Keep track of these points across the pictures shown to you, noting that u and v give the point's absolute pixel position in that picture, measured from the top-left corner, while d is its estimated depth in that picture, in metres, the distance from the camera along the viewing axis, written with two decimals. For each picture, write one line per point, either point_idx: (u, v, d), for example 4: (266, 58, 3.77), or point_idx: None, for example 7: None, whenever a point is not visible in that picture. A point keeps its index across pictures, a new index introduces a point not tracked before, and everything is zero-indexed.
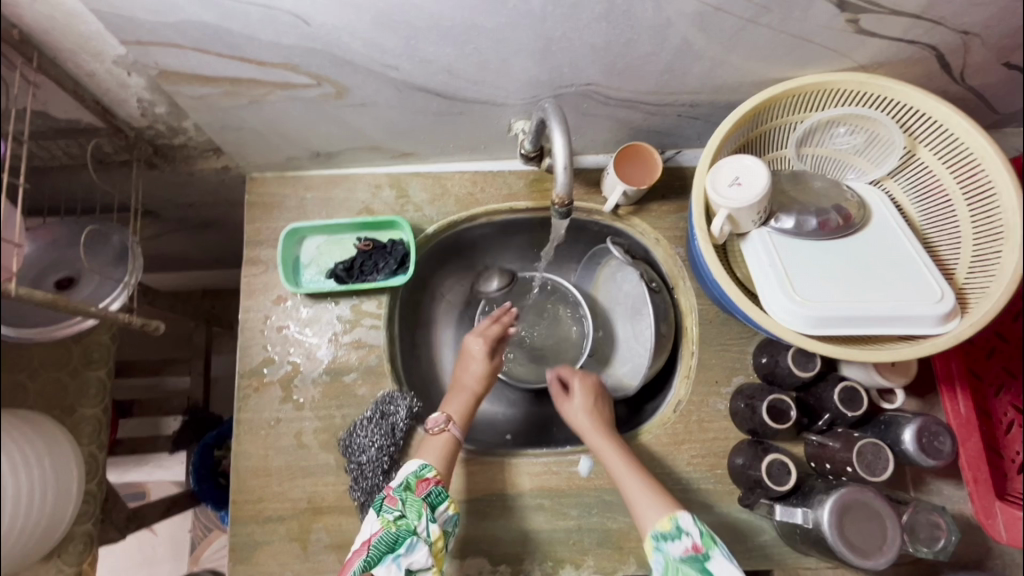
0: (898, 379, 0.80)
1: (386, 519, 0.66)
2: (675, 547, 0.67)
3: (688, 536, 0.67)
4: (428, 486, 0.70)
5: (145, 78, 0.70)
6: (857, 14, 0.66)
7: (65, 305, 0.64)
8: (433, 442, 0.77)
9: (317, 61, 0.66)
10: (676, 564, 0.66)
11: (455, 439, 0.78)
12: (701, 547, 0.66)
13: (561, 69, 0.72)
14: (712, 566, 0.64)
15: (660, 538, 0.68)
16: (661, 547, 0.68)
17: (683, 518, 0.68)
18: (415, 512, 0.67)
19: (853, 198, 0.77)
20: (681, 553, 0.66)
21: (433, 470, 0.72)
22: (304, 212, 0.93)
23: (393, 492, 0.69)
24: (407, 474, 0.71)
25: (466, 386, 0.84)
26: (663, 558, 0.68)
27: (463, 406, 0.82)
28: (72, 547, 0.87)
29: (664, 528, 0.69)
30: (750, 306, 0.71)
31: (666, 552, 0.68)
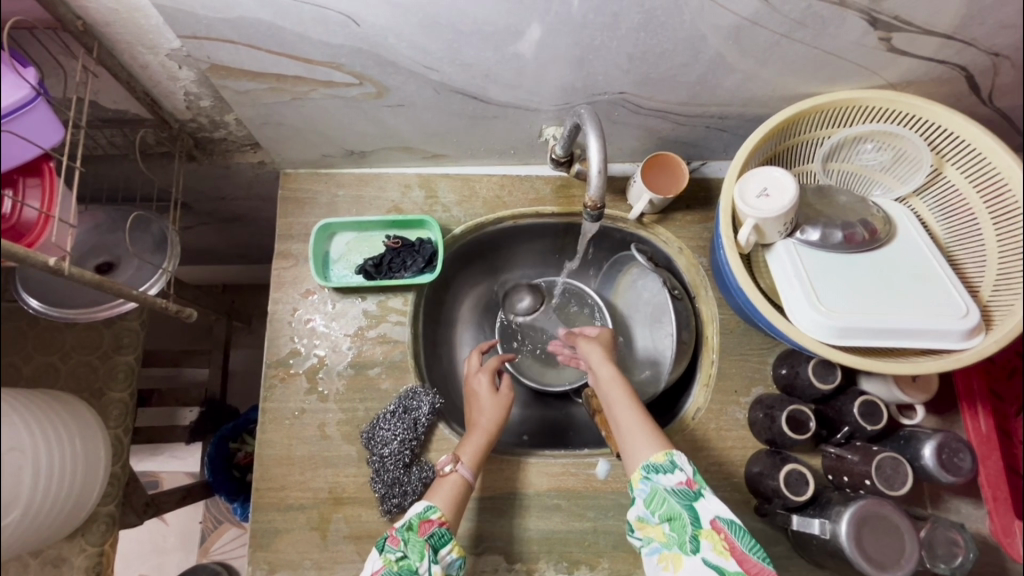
0: (918, 396, 0.80)
1: (388, 559, 0.64)
2: (667, 479, 0.64)
3: (682, 471, 0.65)
4: (431, 527, 0.67)
5: (195, 71, 0.72)
6: (890, 33, 0.67)
7: (110, 287, 0.66)
8: (444, 486, 0.73)
9: (362, 61, 0.69)
10: (666, 495, 0.63)
11: (465, 481, 0.74)
12: (694, 484, 0.64)
13: (596, 77, 0.74)
14: (700, 505, 0.62)
15: (651, 468, 0.65)
16: (651, 477, 0.64)
17: (678, 454, 0.66)
18: (417, 552, 0.64)
19: (879, 213, 0.78)
20: (673, 485, 0.64)
21: (437, 512, 0.69)
22: (335, 209, 0.95)
23: (395, 532, 0.66)
24: (409, 515, 0.68)
25: (481, 429, 0.80)
26: (652, 486, 0.64)
27: (476, 446, 0.78)
28: (95, 527, 0.88)
29: (656, 460, 0.66)
30: (775, 315, 0.72)
31: (657, 482, 0.64)
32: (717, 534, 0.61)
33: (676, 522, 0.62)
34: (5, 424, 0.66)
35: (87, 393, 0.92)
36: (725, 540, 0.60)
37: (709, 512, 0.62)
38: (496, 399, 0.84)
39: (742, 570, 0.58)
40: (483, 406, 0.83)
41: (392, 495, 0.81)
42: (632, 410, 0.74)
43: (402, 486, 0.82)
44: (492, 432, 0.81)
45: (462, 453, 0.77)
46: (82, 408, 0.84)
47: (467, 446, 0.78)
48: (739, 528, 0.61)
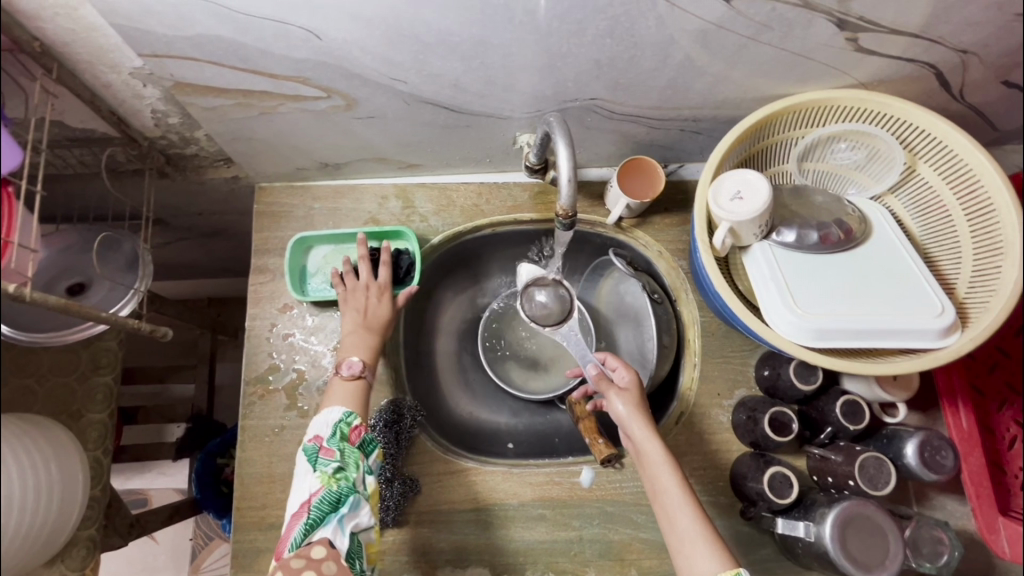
0: (899, 394, 0.80)
1: (326, 477, 0.66)
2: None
3: None
4: (360, 435, 0.71)
5: (160, 89, 0.71)
6: (857, 33, 0.67)
7: (77, 310, 0.65)
8: (345, 387, 0.75)
9: (329, 75, 0.68)
10: None
11: (366, 383, 0.77)
12: None
13: (567, 84, 0.74)
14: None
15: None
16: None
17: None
18: (354, 463, 0.68)
19: (854, 213, 0.78)
20: None
21: (358, 417, 0.72)
22: (311, 222, 0.94)
23: (326, 445, 0.69)
24: (335, 424, 0.71)
25: (362, 323, 0.81)
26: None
27: (362, 341, 0.80)
28: (75, 552, 0.87)
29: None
30: (752, 318, 0.72)
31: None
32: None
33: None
34: None
35: (64, 416, 0.91)
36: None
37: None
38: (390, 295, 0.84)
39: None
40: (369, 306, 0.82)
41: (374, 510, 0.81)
42: (688, 506, 0.68)
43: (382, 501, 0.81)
44: (384, 330, 0.82)
45: (352, 354, 0.79)
46: (59, 432, 0.83)
47: (352, 345, 0.79)
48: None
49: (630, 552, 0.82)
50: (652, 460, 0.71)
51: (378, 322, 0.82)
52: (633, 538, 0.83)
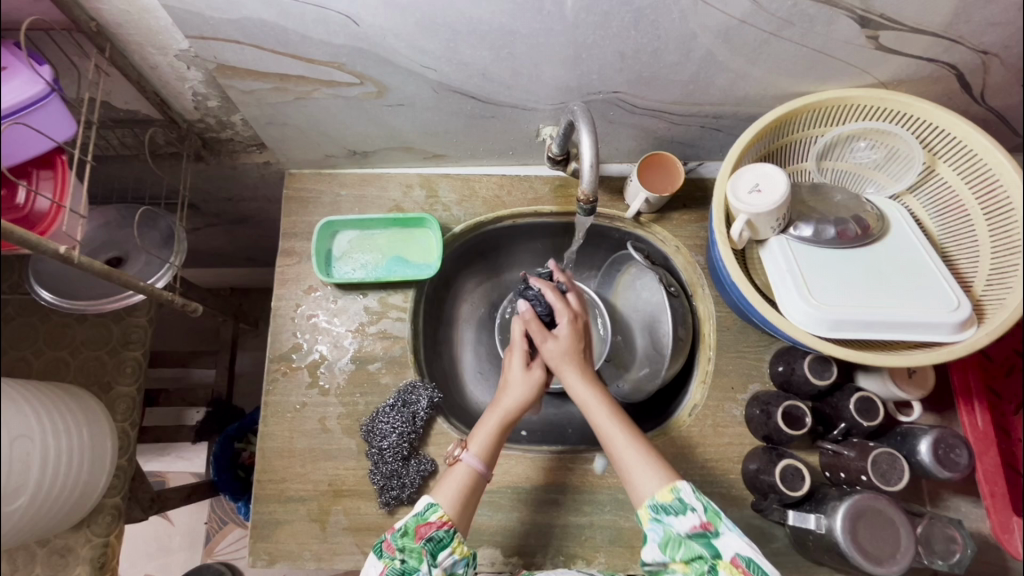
0: (915, 392, 0.80)
1: (389, 562, 0.65)
2: (681, 521, 0.64)
3: (694, 513, 0.64)
4: (431, 530, 0.66)
5: (202, 71, 0.75)
6: (878, 31, 0.68)
7: (119, 277, 0.68)
8: (453, 479, 0.72)
9: (363, 62, 0.71)
10: (680, 538, 0.64)
11: (471, 476, 0.72)
12: (709, 525, 0.63)
13: (591, 77, 0.76)
14: (719, 542, 0.63)
15: (659, 510, 0.65)
16: (661, 519, 0.65)
17: (685, 490, 0.65)
18: (417, 559, 0.64)
19: (872, 210, 0.79)
20: (688, 529, 0.64)
21: (438, 513, 0.68)
22: (338, 208, 0.97)
23: (392, 539, 0.67)
24: (408, 518, 0.68)
25: (493, 412, 0.76)
26: (663, 529, 0.65)
27: (489, 433, 0.74)
28: (101, 518, 0.90)
29: (664, 499, 0.65)
30: (767, 308, 0.73)
31: (668, 525, 0.65)
32: (736, 569, 0.61)
33: (697, 560, 0.63)
34: (12, 411, 0.68)
35: (96, 387, 0.94)
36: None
37: (730, 549, 0.62)
38: (525, 377, 0.77)
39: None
40: (506, 385, 0.78)
41: (391, 487, 0.83)
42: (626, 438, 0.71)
43: (400, 478, 0.83)
44: (506, 421, 0.75)
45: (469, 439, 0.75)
46: (92, 402, 0.86)
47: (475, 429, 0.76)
48: (758, 567, 0.61)
49: (640, 540, 0.83)
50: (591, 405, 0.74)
51: (506, 416, 0.75)
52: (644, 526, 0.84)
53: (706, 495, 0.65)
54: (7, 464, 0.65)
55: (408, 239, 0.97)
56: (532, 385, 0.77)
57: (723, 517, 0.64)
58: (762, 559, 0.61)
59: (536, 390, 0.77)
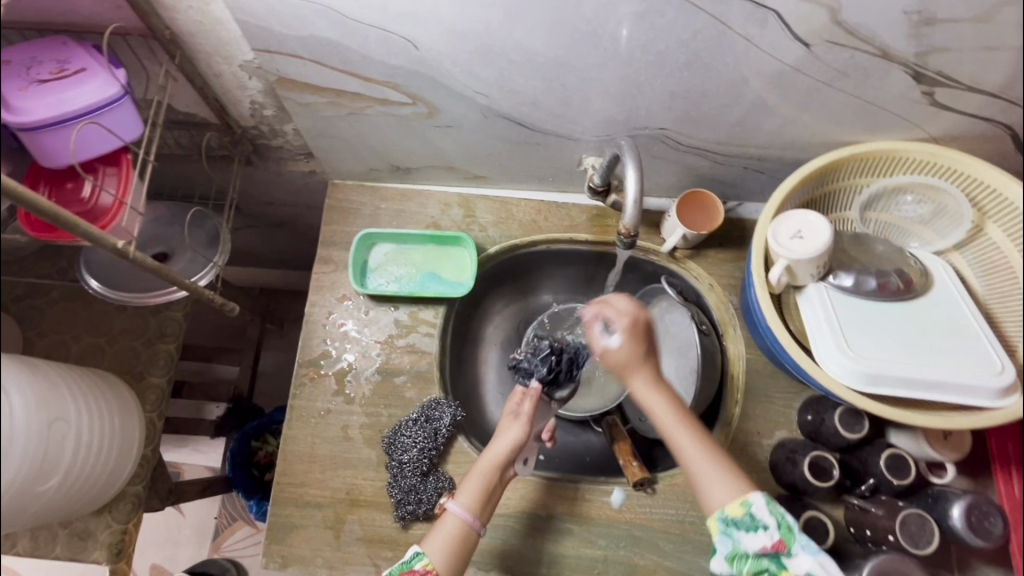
0: (949, 454, 0.78)
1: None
2: (750, 538, 0.63)
3: (767, 533, 0.62)
4: None
5: (263, 82, 0.78)
6: (933, 88, 0.68)
7: (168, 275, 0.70)
8: (441, 530, 0.71)
9: (417, 82, 0.73)
10: (746, 555, 0.63)
11: (461, 530, 0.71)
12: (781, 545, 0.62)
13: (639, 112, 0.77)
14: (790, 562, 0.61)
15: (729, 524, 0.63)
16: (731, 533, 0.63)
17: (757, 504, 0.62)
18: None
19: (915, 265, 0.78)
20: (758, 549, 0.62)
21: (423, 559, 0.68)
22: (376, 221, 0.99)
23: None
24: (394, 565, 0.69)
25: (479, 462, 0.76)
26: (733, 545, 0.63)
27: (475, 484, 0.74)
28: (122, 505, 0.92)
29: (733, 513, 0.63)
30: (802, 356, 0.72)
31: (738, 541, 0.63)
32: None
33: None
34: (52, 395, 0.71)
35: (128, 376, 0.96)
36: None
37: (800, 569, 0.60)
38: (509, 431, 0.77)
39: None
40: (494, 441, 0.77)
41: (407, 501, 0.83)
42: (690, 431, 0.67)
43: (418, 494, 0.83)
44: (489, 477, 0.75)
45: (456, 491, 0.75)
46: (126, 393, 0.88)
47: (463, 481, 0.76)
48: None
49: None
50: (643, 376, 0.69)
51: (494, 467, 0.75)
52: (658, 564, 0.83)
53: (780, 510, 0.62)
54: (42, 445, 0.68)
55: (443, 257, 0.98)
56: (516, 440, 0.76)
57: (798, 533, 0.62)
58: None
59: (515, 445, 0.76)
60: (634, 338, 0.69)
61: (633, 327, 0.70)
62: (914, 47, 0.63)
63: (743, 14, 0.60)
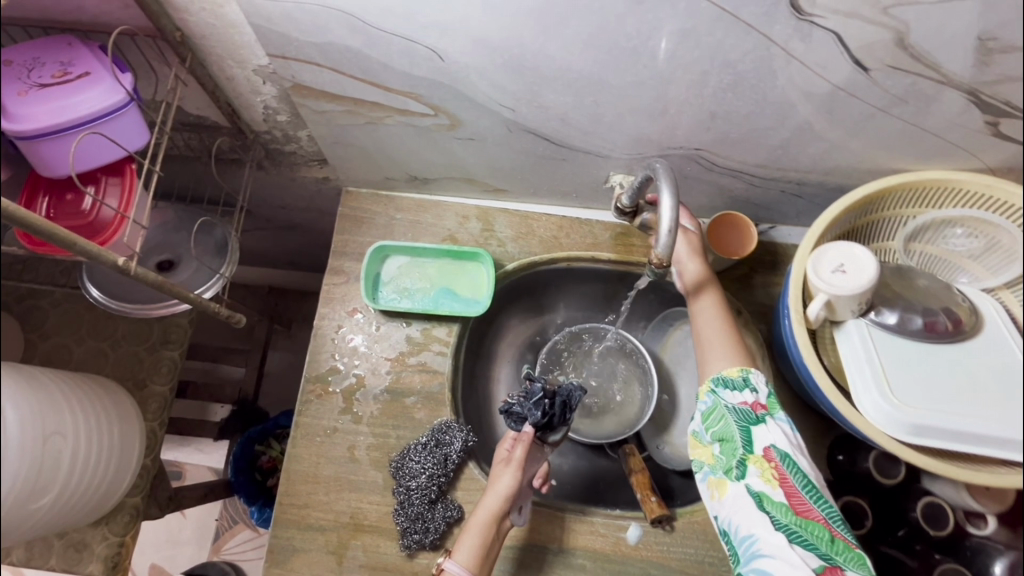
0: (990, 506, 0.72)
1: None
2: (733, 396, 0.68)
3: (752, 392, 0.67)
4: None
5: (277, 87, 0.74)
6: (999, 117, 0.63)
7: (170, 289, 0.67)
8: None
9: (440, 94, 0.69)
10: (725, 411, 0.68)
11: None
12: (759, 407, 0.67)
13: (674, 131, 0.72)
14: (758, 430, 0.66)
15: (719, 383, 0.70)
16: (717, 392, 0.69)
17: (754, 374, 0.69)
18: None
19: (964, 303, 0.72)
20: (737, 405, 0.67)
21: None
22: (391, 232, 0.95)
23: None
24: None
25: (474, 516, 0.74)
26: (714, 401, 0.69)
27: (472, 540, 0.71)
28: (120, 517, 0.89)
29: (728, 375, 0.70)
30: (839, 398, 0.68)
31: (721, 398, 0.69)
32: (767, 462, 0.64)
33: (727, 443, 0.66)
34: (49, 409, 0.67)
35: (130, 384, 0.92)
36: (774, 470, 0.63)
37: (765, 440, 0.65)
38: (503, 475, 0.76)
39: (786, 501, 0.61)
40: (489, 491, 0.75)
41: (414, 530, 0.79)
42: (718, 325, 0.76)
43: (425, 522, 0.80)
44: (488, 528, 0.72)
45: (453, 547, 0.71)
46: (126, 404, 0.84)
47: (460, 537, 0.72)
48: (791, 463, 0.63)
49: None
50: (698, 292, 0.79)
51: (489, 522, 0.73)
52: None
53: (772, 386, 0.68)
54: (37, 462, 0.63)
55: (458, 271, 0.94)
56: (508, 488, 0.75)
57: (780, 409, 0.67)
58: (797, 457, 0.64)
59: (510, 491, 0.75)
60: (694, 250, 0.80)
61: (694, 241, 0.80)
62: (983, 74, 0.58)
63: (798, 34, 0.55)
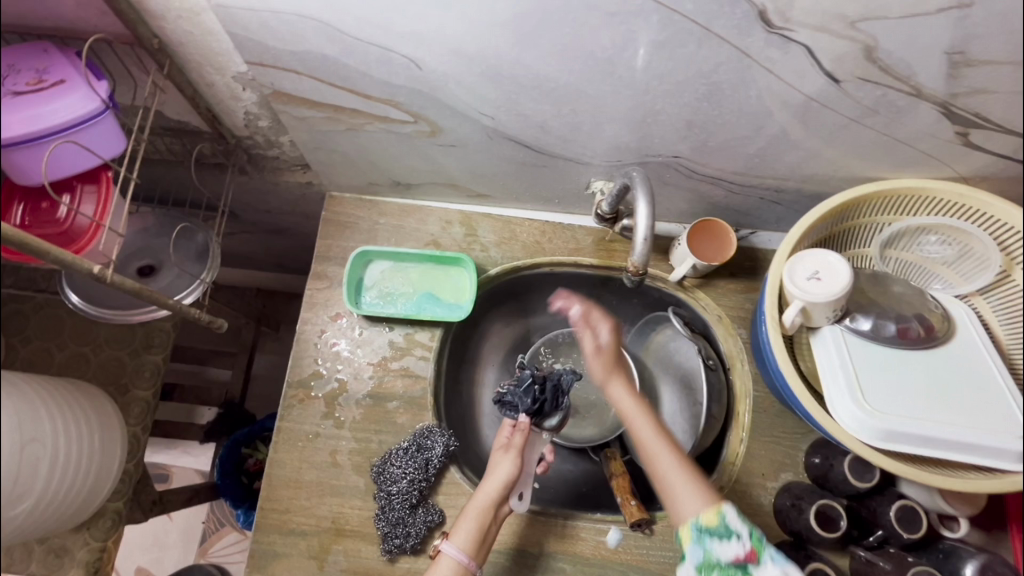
0: (962, 508, 0.74)
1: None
2: (722, 547, 0.62)
3: (739, 540, 0.61)
4: None
5: (257, 94, 0.74)
6: (969, 128, 0.64)
7: (148, 296, 0.67)
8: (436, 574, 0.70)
9: (419, 102, 0.69)
10: (716, 565, 0.61)
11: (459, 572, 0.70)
12: (753, 554, 0.61)
13: (652, 140, 0.72)
14: None
15: (703, 532, 0.62)
16: (703, 543, 0.62)
17: (731, 514, 0.62)
18: None
19: (937, 310, 0.73)
20: (729, 559, 0.61)
21: None
22: (374, 236, 0.95)
23: None
24: None
25: (473, 501, 0.75)
26: (702, 554, 0.62)
27: (470, 525, 0.73)
28: (101, 522, 0.88)
29: (708, 522, 0.63)
30: (814, 405, 0.69)
31: (709, 550, 0.62)
32: None
33: None
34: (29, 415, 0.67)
35: (112, 388, 0.92)
36: None
37: None
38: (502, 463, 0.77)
39: None
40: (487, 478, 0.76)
41: (395, 535, 0.80)
42: (671, 457, 0.70)
43: (405, 527, 0.80)
44: (485, 513, 0.74)
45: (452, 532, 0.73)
46: (109, 411, 0.84)
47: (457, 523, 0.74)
48: None
49: None
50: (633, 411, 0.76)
51: (487, 508, 0.74)
52: None
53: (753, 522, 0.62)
54: (17, 465, 0.62)
55: (441, 276, 0.94)
56: (506, 475, 0.76)
57: (769, 545, 0.61)
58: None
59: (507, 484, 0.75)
60: (602, 360, 0.80)
61: (599, 352, 0.80)
62: (951, 87, 0.58)
63: (769, 46, 0.56)
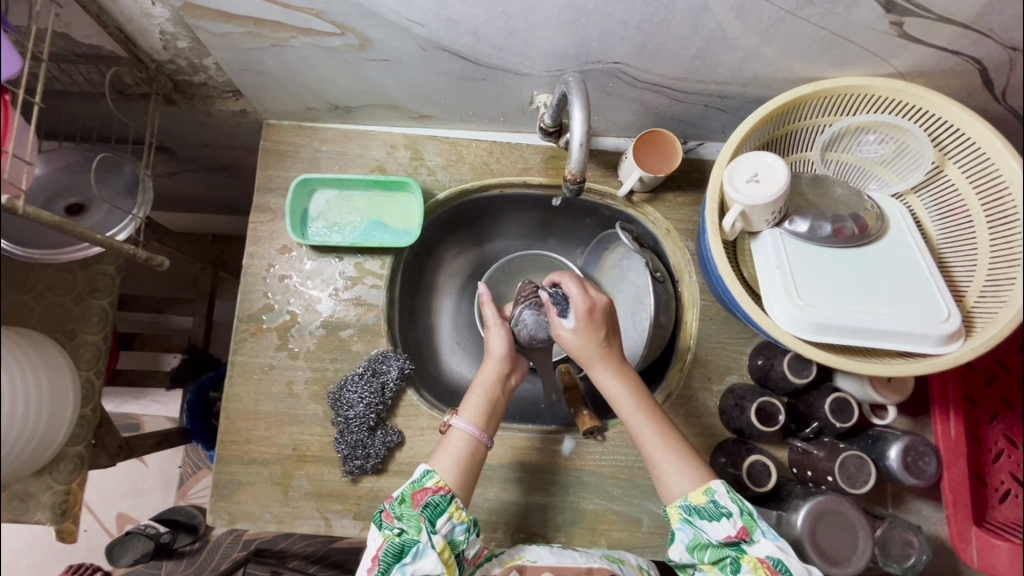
0: (892, 397, 0.78)
1: (388, 534, 0.66)
2: (714, 526, 0.65)
3: (730, 518, 0.64)
4: (427, 496, 0.67)
5: (168, 9, 0.69)
6: (903, 18, 0.63)
7: (72, 230, 0.64)
8: (449, 448, 0.72)
9: (343, 10, 0.65)
10: (708, 543, 0.65)
11: (475, 448, 0.72)
12: (744, 532, 0.64)
13: (590, 44, 0.70)
14: (751, 549, 0.64)
15: (692, 511, 0.66)
16: (693, 521, 0.66)
17: (719, 491, 0.66)
18: (415, 526, 0.65)
19: (872, 209, 0.75)
20: (721, 536, 0.64)
21: (434, 478, 0.68)
22: (317, 165, 0.92)
23: (391, 509, 0.68)
24: (404, 486, 0.69)
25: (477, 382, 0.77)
26: (695, 533, 0.66)
27: (479, 402, 0.75)
28: (63, 467, 0.81)
29: (697, 501, 0.66)
30: (751, 304, 0.70)
31: (701, 529, 0.66)
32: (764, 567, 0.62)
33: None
34: None
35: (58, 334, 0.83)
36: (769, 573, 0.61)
37: (763, 551, 0.63)
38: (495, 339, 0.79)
39: None
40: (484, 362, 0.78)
41: (355, 456, 0.82)
42: (650, 427, 0.72)
43: (365, 448, 0.82)
44: (493, 389, 0.76)
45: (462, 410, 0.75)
46: (55, 354, 0.77)
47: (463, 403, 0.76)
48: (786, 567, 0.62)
49: (601, 523, 0.83)
50: (621, 397, 0.74)
51: (493, 383, 0.77)
52: (607, 509, 0.84)
53: (742, 499, 0.65)
54: None
55: (388, 203, 0.92)
56: (501, 345, 0.79)
57: (758, 519, 0.65)
58: (792, 560, 0.62)
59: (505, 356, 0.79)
60: (588, 321, 0.75)
61: (588, 313, 0.75)
62: None
63: None
